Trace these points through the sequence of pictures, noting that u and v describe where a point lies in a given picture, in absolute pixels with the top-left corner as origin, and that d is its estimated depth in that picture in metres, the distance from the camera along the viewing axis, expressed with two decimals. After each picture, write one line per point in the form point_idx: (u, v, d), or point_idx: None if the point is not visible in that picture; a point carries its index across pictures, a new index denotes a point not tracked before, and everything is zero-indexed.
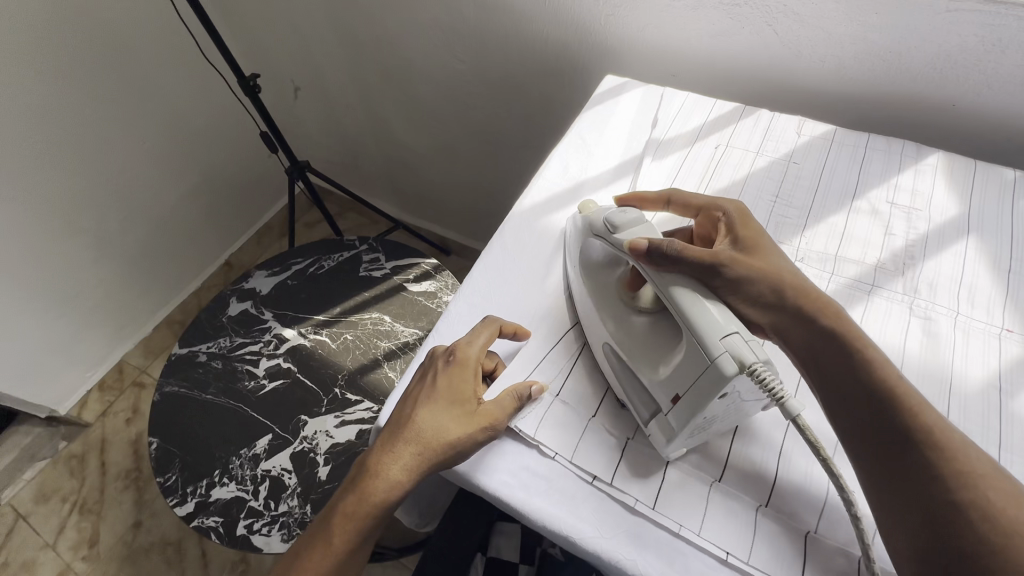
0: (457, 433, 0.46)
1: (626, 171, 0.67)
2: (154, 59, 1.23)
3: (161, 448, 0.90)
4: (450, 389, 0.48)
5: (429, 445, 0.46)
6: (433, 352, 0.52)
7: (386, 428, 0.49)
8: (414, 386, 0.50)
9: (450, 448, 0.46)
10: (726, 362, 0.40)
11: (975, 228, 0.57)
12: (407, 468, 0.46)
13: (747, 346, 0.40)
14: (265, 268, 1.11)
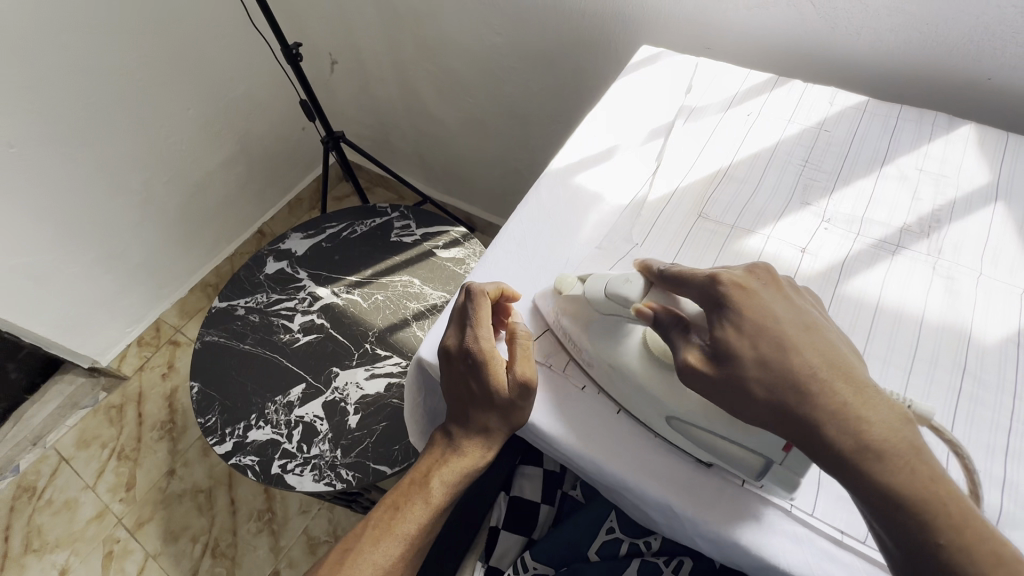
0: (514, 414, 0.50)
1: (659, 134, 0.69)
2: (201, 27, 1.28)
3: (202, 392, 0.96)
4: (487, 381, 0.49)
5: (500, 422, 0.51)
6: (446, 351, 0.51)
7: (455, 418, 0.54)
8: (453, 382, 0.52)
9: (518, 422, 0.50)
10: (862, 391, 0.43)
11: (1004, 196, 0.58)
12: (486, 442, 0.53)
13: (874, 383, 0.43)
14: (301, 231, 1.15)
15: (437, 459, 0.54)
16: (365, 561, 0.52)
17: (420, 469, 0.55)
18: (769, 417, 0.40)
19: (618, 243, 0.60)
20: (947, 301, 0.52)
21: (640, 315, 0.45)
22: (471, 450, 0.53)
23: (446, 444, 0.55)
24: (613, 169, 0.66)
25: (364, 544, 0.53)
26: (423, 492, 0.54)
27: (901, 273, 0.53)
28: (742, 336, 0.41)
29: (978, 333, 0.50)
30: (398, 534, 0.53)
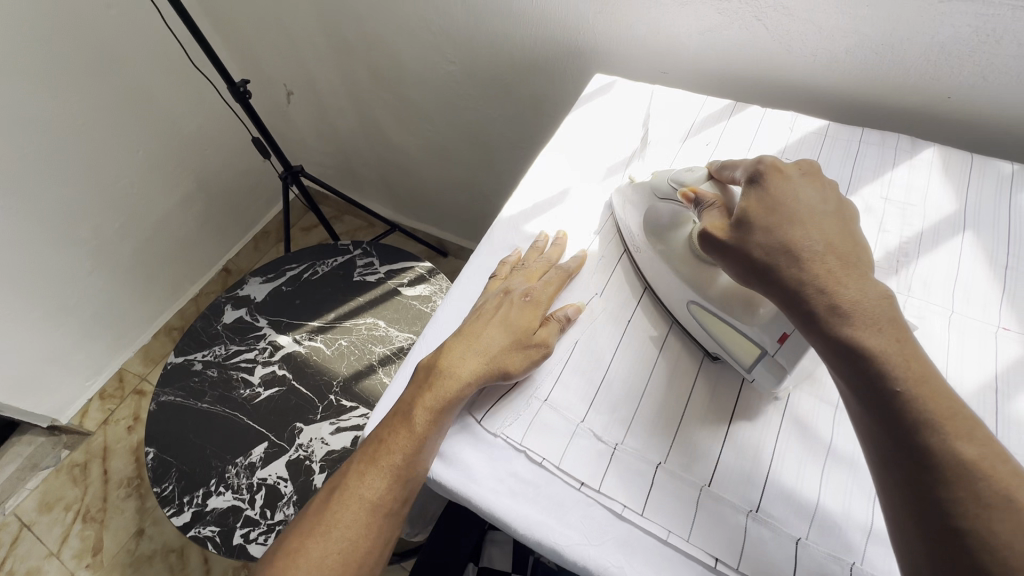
0: (518, 355, 0.49)
1: (616, 171, 0.66)
2: (145, 67, 1.22)
3: (157, 458, 0.90)
4: (517, 321, 0.51)
5: (495, 362, 0.49)
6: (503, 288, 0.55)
7: (454, 341, 0.51)
8: (479, 312, 0.53)
9: (517, 369, 0.49)
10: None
11: (972, 225, 0.55)
12: (471, 369, 0.49)
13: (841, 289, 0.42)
14: (260, 275, 1.11)
15: (421, 387, 0.49)
16: (353, 495, 0.48)
17: (405, 399, 0.49)
18: (769, 284, 0.41)
19: (575, 295, 0.56)
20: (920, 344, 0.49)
21: (684, 198, 0.51)
22: (454, 377, 0.48)
23: (431, 372, 0.50)
24: (569, 214, 0.62)
25: (350, 479, 0.49)
26: (406, 423, 0.48)
27: None
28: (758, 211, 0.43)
29: (954, 381, 0.47)
30: (384, 465, 0.47)
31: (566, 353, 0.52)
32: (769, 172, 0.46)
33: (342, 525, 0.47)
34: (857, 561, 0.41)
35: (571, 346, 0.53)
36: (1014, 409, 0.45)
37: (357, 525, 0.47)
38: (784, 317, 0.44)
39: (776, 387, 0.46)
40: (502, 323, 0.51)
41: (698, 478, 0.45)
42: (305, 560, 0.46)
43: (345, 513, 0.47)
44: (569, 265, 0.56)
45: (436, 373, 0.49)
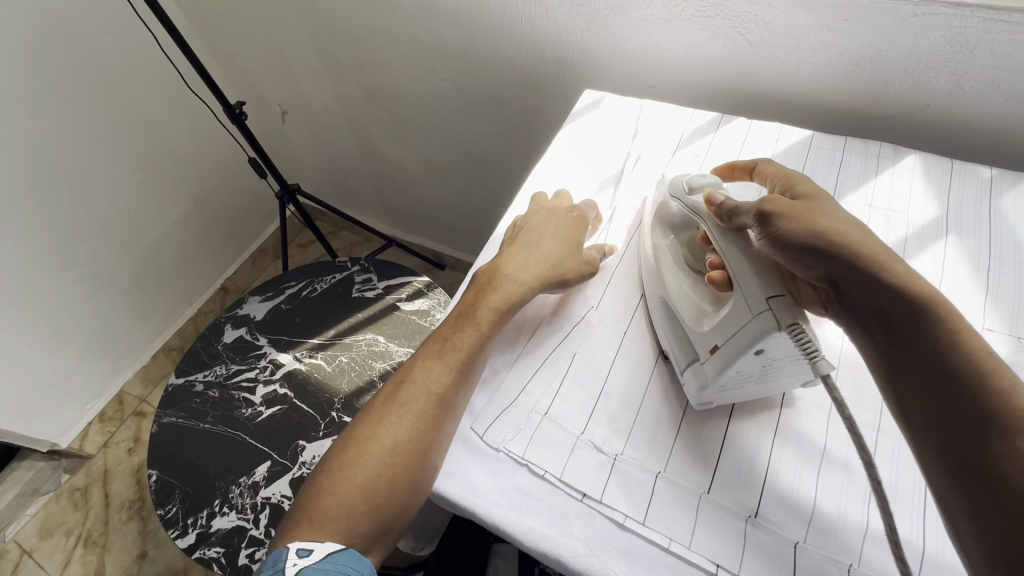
0: (568, 264, 0.57)
1: (609, 185, 0.67)
2: (140, 91, 1.24)
3: (160, 480, 0.91)
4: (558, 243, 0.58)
5: (548, 274, 0.56)
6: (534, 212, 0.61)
7: (505, 256, 0.57)
8: (520, 235, 0.59)
9: (569, 277, 0.56)
10: (769, 319, 0.42)
11: (954, 228, 0.57)
12: (531, 277, 0.55)
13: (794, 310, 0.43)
14: (259, 294, 1.11)
15: (481, 292, 0.55)
16: (420, 384, 0.50)
17: (465, 305, 0.55)
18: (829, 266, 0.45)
19: (571, 307, 0.57)
20: None
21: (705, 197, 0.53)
22: (515, 287, 0.55)
23: (491, 278, 0.56)
24: None
25: (416, 370, 0.51)
26: (470, 322, 0.53)
27: None
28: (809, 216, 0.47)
29: None
30: (452, 357, 0.51)
31: (565, 366, 0.53)
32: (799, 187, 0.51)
33: (408, 410, 0.49)
34: (854, 561, 0.42)
35: (568, 361, 0.54)
36: None
37: (426, 410, 0.48)
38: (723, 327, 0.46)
39: (699, 400, 0.48)
40: (545, 243, 0.58)
41: (697, 485, 0.46)
42: (375, 450, 0.47)
43: (413, 399, 0.49)
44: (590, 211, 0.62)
45: (498, 279, 0.55)
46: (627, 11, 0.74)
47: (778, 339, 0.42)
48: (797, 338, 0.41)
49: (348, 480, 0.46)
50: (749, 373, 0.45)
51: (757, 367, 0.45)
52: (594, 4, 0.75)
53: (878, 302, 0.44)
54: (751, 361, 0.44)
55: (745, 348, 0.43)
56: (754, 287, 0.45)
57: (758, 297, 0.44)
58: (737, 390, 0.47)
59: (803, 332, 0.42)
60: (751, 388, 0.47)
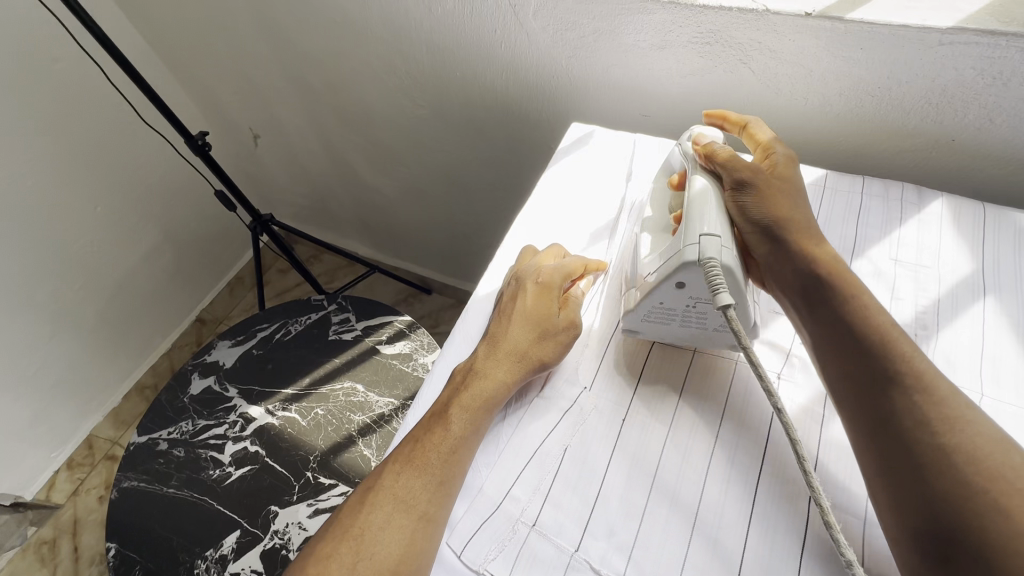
0: (547, 350, 0.50)
1: (601, 236, 0.60)
2: (97, 120, 1.16)
3: (120, 555, 0.83)
4: (539, 312, 0.51)
5: (527, 355, 0.50)
6: (517, 277, 0.54)
7: (482, 345, 0.51)
8: (500, 310, 0.53)
9: (550, 358, 0.50)
10: (690, 250, 0.45)
11: (992, 287, 0.50)
12: (505, 372, 0.49)
13: (720, 247, 0.44)
14: (229, 338, 1.04)
15: (456, 389, 0.49)
16: (385, 496, 0.44)
17: (439, 403, 0.49)
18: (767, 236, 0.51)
19: (561, 388, 0.50)
20: None
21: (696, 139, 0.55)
22: (488, 377, 0.49)
23: (466, 373, 0.50)
24: None
25: (384, 478, 0.45)
26: (440, 425, 0.47)
27: None
28: (772, 193, 0.51)
29: None
30: (421, 466, 0.45)
31: (554, 463, 0.46)
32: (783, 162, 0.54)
33: (372, 529, 0.43)
34: None
35: (560, 456, 0.47)
36: None
37: (389, 526, 0.43)
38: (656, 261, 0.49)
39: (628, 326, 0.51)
40: (522, 316, 0.51)
41: None
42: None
43: (377, 513, 0.44)
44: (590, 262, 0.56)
45: (473, 373, 0.49)
46: (617, 38, 0.67)
47: (695, 269, 0.44)
48: (706, 269, 0.44)
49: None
50: (673, 310, 0.48)
51: (680, 302, 0.47)
52: (579, 30, 0.68)
53: (803, 273, 0.49)
54: (672, 292, 0.46)
55: (666, 278, 0.45)
56: (692, 224, 0.46)
57: (693, 232, 0.46)
58: (664, 326, 0.50)
59: (715, 269, 0.43)
60: (684, 330, 0.50)
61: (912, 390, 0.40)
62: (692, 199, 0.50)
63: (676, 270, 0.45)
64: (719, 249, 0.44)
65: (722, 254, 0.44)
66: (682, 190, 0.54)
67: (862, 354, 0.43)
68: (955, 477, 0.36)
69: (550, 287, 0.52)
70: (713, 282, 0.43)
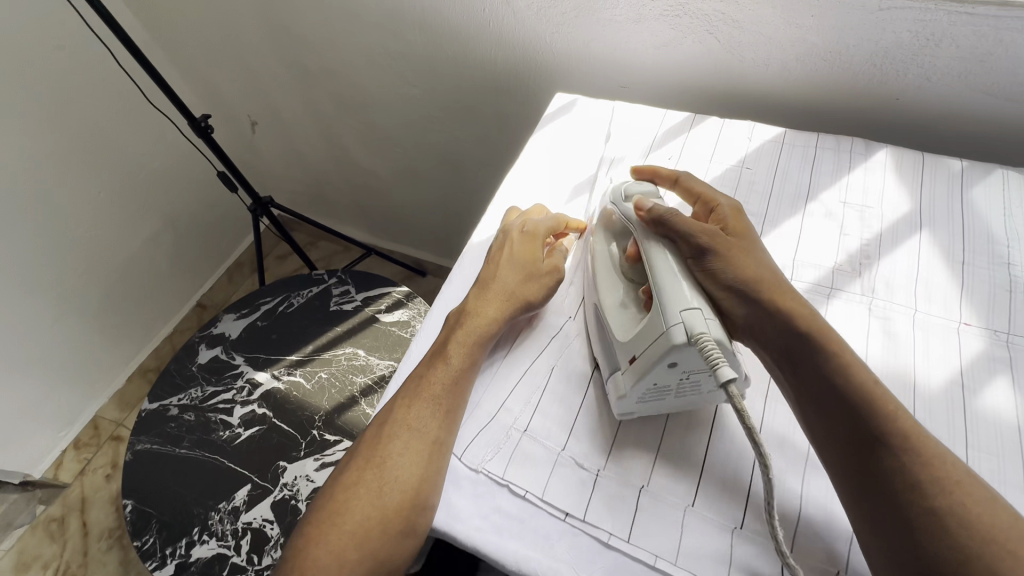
0: (535, 290, 0.55)
1: (582, 190, 0.66)
2: (101, 107, 1.20)
3: (136, 510, 0.87)
4: (526, 258, 0.57)
5: (516, 294, 0.55)
6: (504, 231, 0.59)
7: (473, 290, 0.56)
8: (490, 260, 0.58)
9: (537, 298, 0.55)
10: (678, 330, 0.43)
11: (927, 222, 0.57)
12: (497, 309, 0.54)
13: (705, 319, 0.44)
14: (234, 311, 1.09)
15: (452, 328, 0.54)
16: (399, 425, 0.48)
17: (438, 341, 0.54)
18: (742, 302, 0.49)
19: (547, 318, 0.57)
20: (886, 345, 0.50)
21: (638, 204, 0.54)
22: (481, 315, 0.54)
23: (459, 316, 0.55)
24: None
25: (396, 413, 0.49)
26: (441, 359, 0.52)
27: (839, 318, 0.52)
28: (731, 254, 0.50)
29: (922, 379, 0.48)
30: (428, 396, 0.50)
31: (542, 380, 0.52)
32: (732, 217, 0.54)
33: (392, 457, 0.47)
34: (841, 569, 0.41)
35: (548, 373, 0.53)
36: (980, 404, 0.46)
37: (408, 452, 0.47)
38: (635, 341, 0.47)
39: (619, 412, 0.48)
40: (512, 261, 0.56)
41: (682, 498, 0.45)
42: (359, 498, 0.46)
43: (394, 443, 0.48)
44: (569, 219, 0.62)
45: (468, 312, 0.54)
46: (595, 13, 0.73)
47: (689, 348, 0.43)
48: (700, 346, 0.42)
49: (331, 534, 0.44)
50: (667, 387, 0.46)
51: (674, 378, 0.45)
52: (562, 6, 0.74)
53: (784, 338, 0.47)
54: (665, 372, 0.44)
55: (659, 358, 0.44)
56: (671, 300, 0.46)
57: (673, 309, 0.45)
58: (658, 404, 0.47)
59: (708, 343, 0.42)
60: (677, 403, 0.47)
61: (907, 456, 0.40)
62: (657, 273, 0.49)
63: (671, 351, 0.43)
64: (707, 323, 0.43)
65: (708, 326, 0.43)
66: (635, 261, 0.53)
67: (856, 424, 0.42)
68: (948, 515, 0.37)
69: (536, 237, 0.58)
70: (712, 359, 0.42)
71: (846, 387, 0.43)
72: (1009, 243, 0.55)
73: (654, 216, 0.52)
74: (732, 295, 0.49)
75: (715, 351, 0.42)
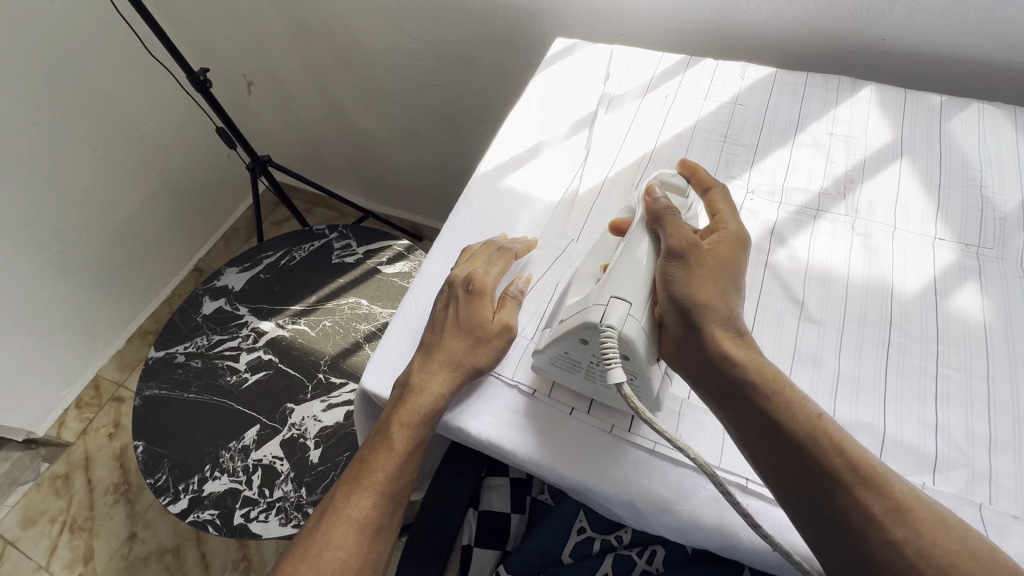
0: (484, 356, 0.49)
1: (584, 126, 0.68)
2: (96, 63, 1.19)
3: (148, 450, 0.90)
4: (470, 316, 0.51)
5: (461, 362, 0.49)
6: (450, 281, 0.53)
7: (416, 356, 0.50)
8: (439, 314, 0.52)
9: (484, 363, 0.49)
10: (595, 312, 0.44)
11: (908, 151, 0.60)
12: (443, 381, 0.48)
13: (623, 314, 0.43)
14: (236, 265, 1.09)
15: (395, 404, 0.49)
16: (339, 516, 0.48)
17: (382, 418, 0.50)
18: (683, 326, 0.45)
19: (552, 241, 0.59)
20: (867, 258, 0.54)
21: (648, 188, 0.52)
22: (427, 390, 0.48)
23: (403, 386, 0.49)
24: (540, 168, 0.64)
25: (338, 500, 0.49)
26: (385, 444, 0.49)
27: (825, 236, 0.55)
28: (698, 272, 0.46)
29: (899, 286, 0.51)
30: (371, 486, 0.49)
31: (548, 295, 0.55)
32: (729, 238, 0.50)
33: (328, 549, 0.47)
34: None
35: (554, 290, 0.56)
36: (950, 306, 0.50)
37: (348, 545, 0.48)
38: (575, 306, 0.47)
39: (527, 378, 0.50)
40: (458, 324, 0.50)
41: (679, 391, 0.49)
42: (360, 506, 0.48)
43: (334, 534, 0.48)
44: (517, 246, 0.56)
45: (412, 382, 0.49)
46: None
47: (594, 330, 0.43)
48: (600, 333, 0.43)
49: (331, 541, 0.47)
50: (577, 364, 0.46)
51: (585, 357, 0.45)
52: None
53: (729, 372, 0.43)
54: (576, 347, 0.45)
55: (574, 329, 0.44)
56: (613, 282, 0.45)
57: (607, 291, 0.45)
58: (568, 380, 0.48)
59: (610, 337, 0.42)
60: (589, 386, 0.47)
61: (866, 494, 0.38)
62: (630, 248, 0.48)
63: (581, 329, 0.44)
64: (622, 318, 0.43)
65: (621, 321, 0.43)
66: (620, 233, 0.54)
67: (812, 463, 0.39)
68: (896, 544, 0.36)
69: (480, 289, 0.52)
70: (604, 349, 0.42)
71: (797, 425, 0.40)
72: (982, 168, 0.59)
73: (655, 207, 0.50)
74: (683, 319, 0.45)
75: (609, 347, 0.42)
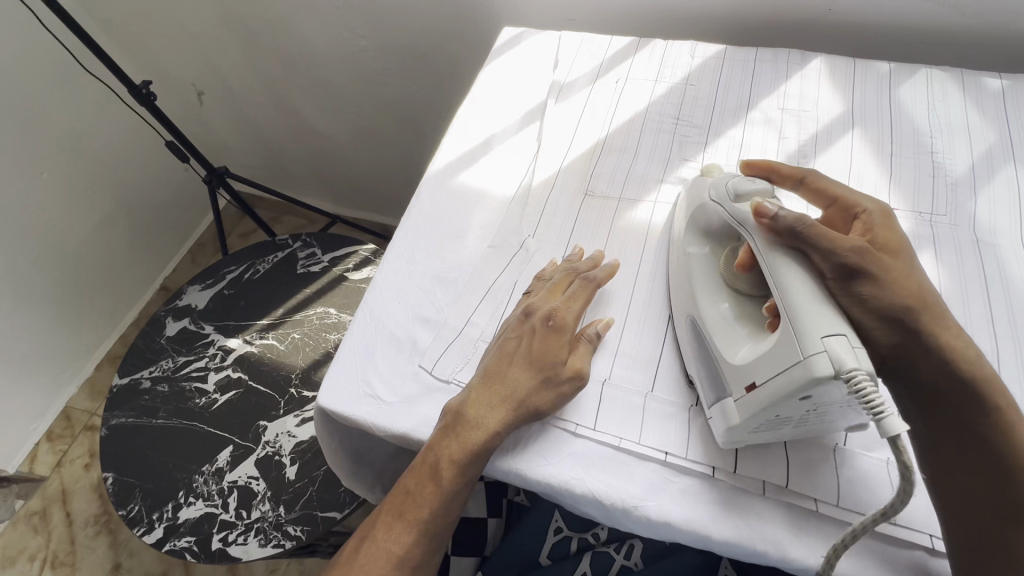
0: (543, 400, 0.45)
1: (535, 116, 0.66)
2: (34, 83, 1.13)
3: (118, 481, 0.87)
4: (547, 353, 0.47)
5: (524, 402, 0.45)
6: (529, 310, 0.50)
7: (478, 385, 0.47)
8: (509, 340, 0.48)
9: (548, 407, 0.45)
10: (822, 362, 0.36)
11: (860, 121, 0.60)
12: (499, 419, 0.45)
13: (853, 351, 0.37)
14: (199, 282, 1.06)
15: (442, 436, 0.45)
16: (377, 547, 0.47)
17: (428, 452, 0.46)
18: (896, 336, 0.41)
19: (508, 237, 0.57)
20: None
21: (760, 209, 0.43)
22: (482, 428, 0.44)
23: (454, 418, 0.46)
24: (492, 164, 0.62)
25: (378, 528, 0.47)
26: (433, 481, 0.45)
27: None
28: (887, 274, 0.42)
29: None
30: (411, 519, 0.46)
31: (508, 295, 0.54)
32: (882, 220, 0.45)
33: None
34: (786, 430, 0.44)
35: (511, 294, 0.54)
36: None
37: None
38: (768, 356, 0.40)
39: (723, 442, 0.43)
40: (527, 359, 0.47)
41: (641, 386, 0.48)
42: (400, 540, 0.46)
43: (371, 565, 0.46)
44: (598, 274, 0.51)
45: (465, 417, 0.45)
46: None
47: (835, 382, 0.37)
48: (851, 382, 0.36)
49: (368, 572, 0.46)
50: (789, 418, 0.40)
51: (800, 410, 0.39)
52: None
53: (952, 380, 0.41)
54: (795, 404, 0.38)
55: (791, 392, 0.37)
56: (807, 324, 0.38)
57: (810, 334, 0.38)
58: (773, 431, 0.42)
59: (860, 379, 0.36)
60: (787, 432, 0.42)
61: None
62: (789, 290, 0.40)
63: (812, 387, 0.37)
64: (857, 355, 0.36)
65: (857, 358, 0.36)
66: (747, 269, 0.45)
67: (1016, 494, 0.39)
68: None
69: (559, 326, 0.48)
70: (868, 399, 0.35)
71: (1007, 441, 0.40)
72: (933, 135, 0.58)
73: (784, 226, 0.41)
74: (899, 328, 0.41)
75: (875, 395, 0.35)
